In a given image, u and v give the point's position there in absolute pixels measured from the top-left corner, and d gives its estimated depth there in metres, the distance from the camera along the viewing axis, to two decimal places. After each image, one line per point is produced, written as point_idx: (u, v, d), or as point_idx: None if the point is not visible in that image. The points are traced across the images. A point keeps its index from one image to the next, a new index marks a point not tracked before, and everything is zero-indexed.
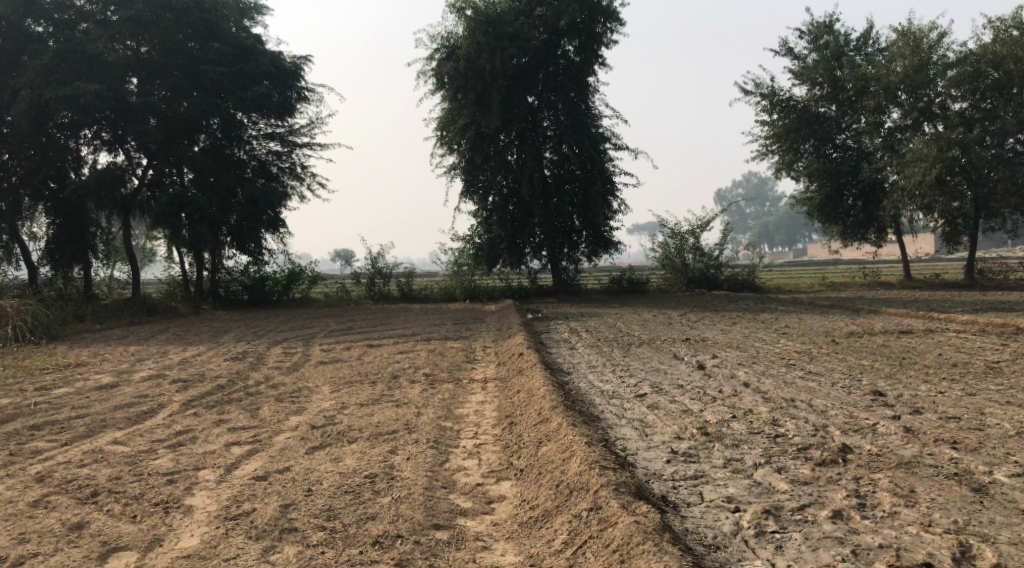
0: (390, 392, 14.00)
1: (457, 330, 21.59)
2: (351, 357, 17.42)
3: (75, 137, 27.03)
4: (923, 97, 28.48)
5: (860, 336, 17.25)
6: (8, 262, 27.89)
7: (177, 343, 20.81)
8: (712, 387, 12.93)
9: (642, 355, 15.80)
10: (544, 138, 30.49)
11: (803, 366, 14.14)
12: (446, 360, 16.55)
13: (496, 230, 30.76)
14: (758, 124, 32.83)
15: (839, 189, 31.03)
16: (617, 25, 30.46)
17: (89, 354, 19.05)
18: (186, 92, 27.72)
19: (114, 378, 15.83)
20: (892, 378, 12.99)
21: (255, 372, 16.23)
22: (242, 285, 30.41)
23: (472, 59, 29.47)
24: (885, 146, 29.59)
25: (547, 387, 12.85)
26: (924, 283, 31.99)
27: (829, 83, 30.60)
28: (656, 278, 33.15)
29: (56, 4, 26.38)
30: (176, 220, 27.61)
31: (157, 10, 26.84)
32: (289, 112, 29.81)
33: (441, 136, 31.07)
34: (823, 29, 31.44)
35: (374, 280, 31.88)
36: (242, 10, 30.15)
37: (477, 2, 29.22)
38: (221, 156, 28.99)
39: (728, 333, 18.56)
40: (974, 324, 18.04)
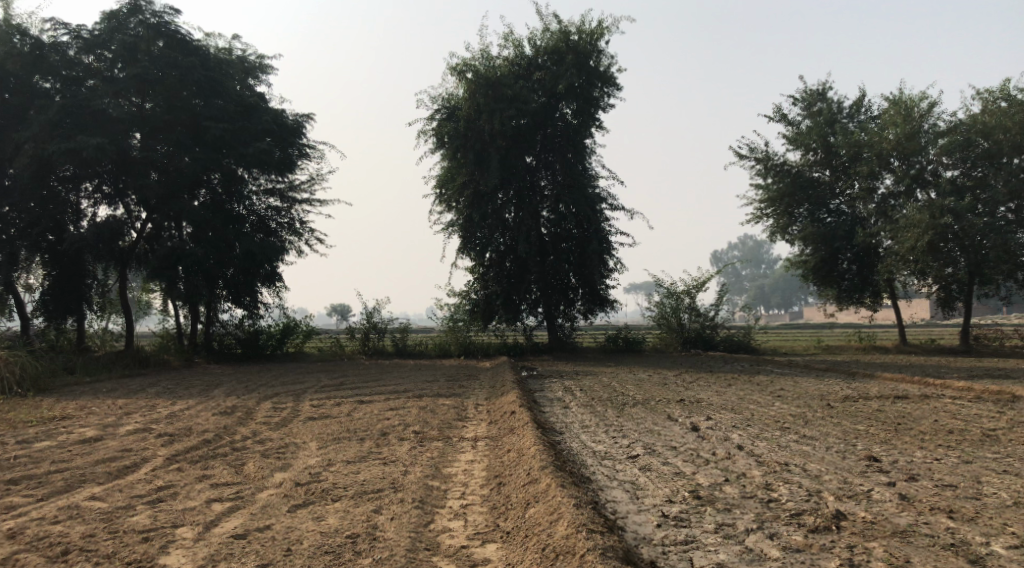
0: (378, 450, 13.79)
1: (450, 386, 21.42)
2: (341, 414, 17.22)
3: (76, 190, 27.24)
4: (916, 164, 28.68)
5: (856, 400, 17.09)
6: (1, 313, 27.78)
7: (165, 396, 20.60)
8: (705, 449, 12.74)
9: (636, 415, 15.62)
10: (541, 197, 30.62)
11: (797, 429, 13.95)
12: (437, 417, 16.33)
13: (492, 285, 30.75)
14: (753, 187, 33.08)
15: (834, 253, 31.11)
16: (614, 90, 30.82)
17: (76, 406, 18.82)
18: (188, 148, 27.99)
19: (99, 432, 15.61)
20: (887, 443, 12.81)
21: (243, 427, 16.01)
22: (236, 338, 30.28)
23: (472, 119, 29.76)
24: (879, 211, 29.68)
25: (538, 447, 12.67)
26: (920, 348, 31.89)
27: (823, 149, 30.90)
28: (651, 338, 33.05)
29: (65, 61, 26.62)
30: (172, 273, 27.65)
31: (164, 67, 27.24)
32: (290, 169, 30.01)
33: (440, 195, 31.28)
34: (817, 96, 31.67)
35: (369, 335, 31.75)
36: (247, 68, 30.87)
37: (477, 65, 29.70)
38: (221, 212, 28.89)
39: (722, 395, 18.39)
40: (971, 391, 17.86)
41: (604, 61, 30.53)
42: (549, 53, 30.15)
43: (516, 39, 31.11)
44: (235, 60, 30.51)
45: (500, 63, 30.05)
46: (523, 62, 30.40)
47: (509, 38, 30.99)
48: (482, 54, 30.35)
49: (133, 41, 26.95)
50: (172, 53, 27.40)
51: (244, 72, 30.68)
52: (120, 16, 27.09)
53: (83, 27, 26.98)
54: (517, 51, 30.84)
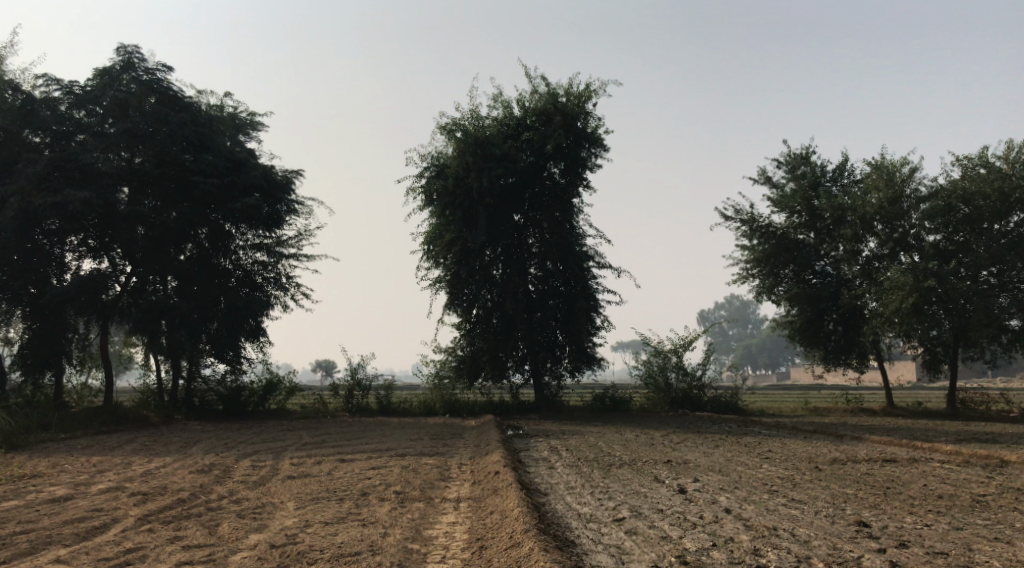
0: (357, 511, 13.49)
1: (434, 445, 21.09)
2: (320, 473, 16.88)
3: (61, 243, 27.12)
4: (899, 228, 28.88)
5: (844, 463, 16.89)
6: None
7: (142, 454, 20.19)
8: (692, 512, 12.51)
9: (622, 476, 15.38)
10: (528, 255, 30.66)
11: (785, 492, 13.75)
12: (419, 477, 16.04)
13: (478, 342, 30.45)
14: (738, 249, 33.18)
15: (819, 314, 31.12)
16: (602, 151, 30.98)
17: (48, 464, 18.41)
18: (175, 203, 28.01)
19: (69, 491, 15.26)
20: (877, 508, 12.61)
21: (219, 486, 15.65)
22: (217, 394, 29.87)
23: (461, 178, 29.80)
24: (863, 274, 29.75)
25: (521, 509, 12.41)
26: (907, 411, 31.74)
27: (807, 212, 31.15)
28: (638, 397, 32.81)
29: (56, 116, 26.60)
30: (155, 327, 27.41)
31: (154, 123, 27.14)
32: (278, 224, 29.97)
33: (428, 251, 31.12)
34: (800, 159, 31.92)
35: (352, 392, 31.32)
36: (237, 125, 31.16)
37: (467, 125, 29.95)
38: (207, 266, 28.96)
39: (710, 456, 18.15)
40: (959, 456, 17.67)
41: (591, 123, 30.71)
42: (537, 114, 30.39)
43: (506, 100, 31.43)
44: (226, 116, 30.77)
45: (489, 123, 30.25)
46: (511, 123, 30.59)
47: (499, 99, 31.28)
48: (472, 114, 30.61)
49: (124, 97, 26.94)
50: (163, 109, 27.36)
51: (234, 129, 31.02)
52: (113, 72, 27.20)
53: (76, 82, 27.11)
54: (506, 112, 31.11)
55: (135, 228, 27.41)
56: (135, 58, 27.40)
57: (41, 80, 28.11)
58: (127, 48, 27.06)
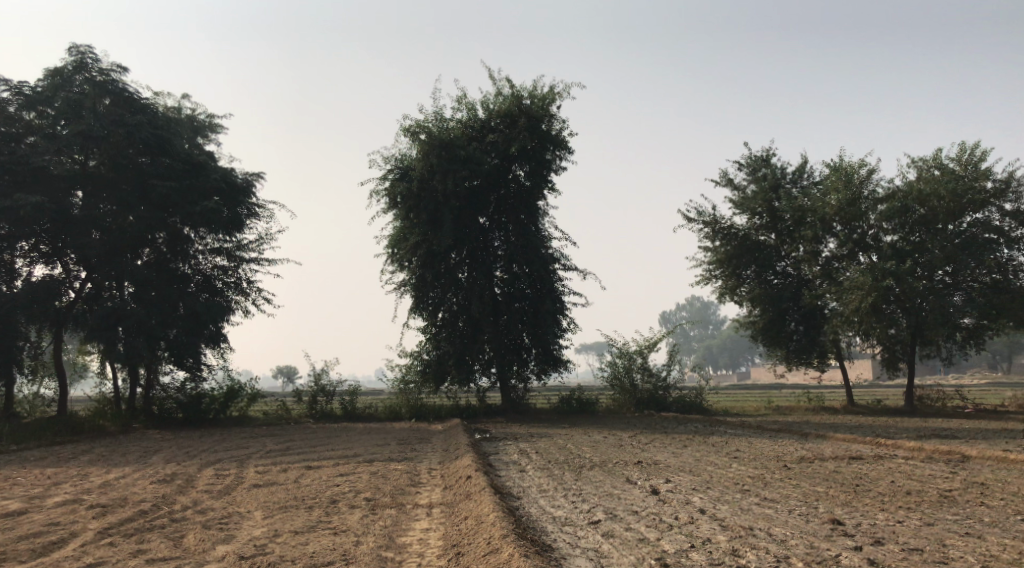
0: (327, 519, 13.28)
1: (401, 450, 20.88)
2: (287, 480, 16.62)
3: (12, 249, 26.31)
4: (857, 229, 29.27)
5: (812, 461, 17.00)
6: None
7: (100, 465, 19.74)
8: (668, 513, 12.50)
9: (594, 479, 15.32)
10: (493, 258, 30.58)
11: (757, 491, 13.81)
12: (389, 483, 15.85)
13: (444, 346, 30.35)
14: (701, 250, 33.37)
15: (781, 314, 31.39)
16: (566, 153, 30.97)
17: (3, 477, 17.92)
18: (132, 207, 27.56)
19: (25, 504, 14.85)
20: (849, 506, 12.69)
21: (183, 497, 15.31)
22: (178, 402, 29.37)
23: (425, 180, 29.69)
24: (824, 274, 30.05)
25: (496, 514, 12.30)
26: (867, 408, 32.12)
27: (768, 214, 31.44)
28: (604, 399, 32.83)
29: (4, 118, 26.04)
30: (112, 333, 26.72)
31: (110, 125, 26.65)
32: (239, 228, 29.47)
33: (391, 254, 30.98)
34: (760, 161, 32.19)
35: (317, 398, 31.01)
36: (196, 127, 30.80)
37: (430, 127, 29.76)
38: (164, 271, 28.47)
39: (679, 456, 18.16)
40: (922, 452, 17.91)
41: (555, 125, 30.67)
42: (501, 116, 30.28)
43: (470, 102, 31.34)
44: (184, 119, 30.38)
45: (453, 125, 30.11)
46: (476, 125, 30.42)
47: (462, 102, 31.18)
48: (436, 116, 30.44)
49: (78, 98, 26.44)
50: (118, 110, 26.97)
51: (193, 132, 30.60)
52: (65, 73, 26.65)
53: (26, 83, 26.44)
54: (470, 114, 31.01)
55: (90, 232, 26.90)
56: (89, 58, 26.85)
57: None
58: (79, 49, 26.49)
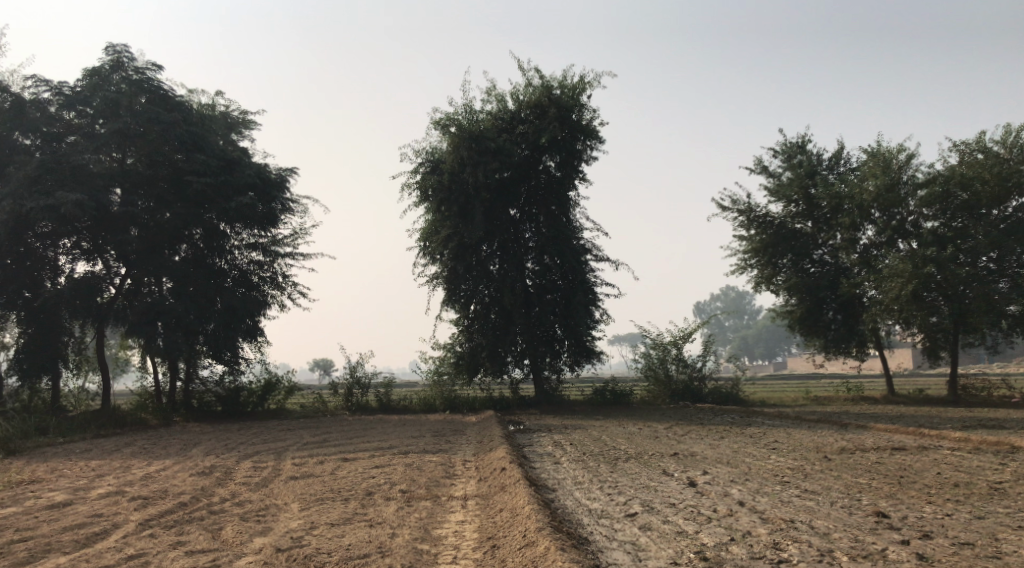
0: (363, 511, 13.24)
1: (436, 442, 20.80)
2: (323, 473, 16.61)
3: (54, 246, 26.84)
4: (896, 215, 28.72)
5: (853, 453, 16.68)
6: None
7: (140, 457, 19.88)
8: (706, 506, 12.28)
9: (630, 470, 15.12)
10: (525, 249, 30.49)
11: (798, 483, 13.54)
12: (424, 475, 15.78)
13: (477, 338, 30.28)
14: (736, 239, 32.95)
15: (819, 303, 30.89)
16: (597, 142, 30.70)
17: (45, 470, 18.10)
18: (169, 204, 27.75)
19: (68, 496, 14.97)
20: (894, 498, 12.39)
21: (221, 489, 15.35)
22: (216, 395, 29.58)
23: (456, 173, 29.58)
24: (862, 261, 29.43)
25: (533, 506, 12.16)
26: (908, 398, 31.54)
27: (804, 201, 30.97)
28: (638, 390, 32.57)
29: (46, 118, 26.45)
30: (151, 328, 26.92)
31: (145, 122, 26.75)
32: (273, 223, 29.62)
33: (424, 247, 30.90)
34: (796, 148, 31.69)
35: (352, 390, 31.08)
36: (229, 123, 30.90)
37: (461, 119, 29.60)
38: (202, 266, 28.60)
39: (716, 448, 17.90)
40: (968, 442, 17.49)
41: (586, 115, 30.39)
42: (531, 107, 30.10)
43: (499, 93, 31.17)
44: (218, 115, 30.49)
45: (484, 117, 29.93)
46: (506, 116, 30.27)
47: (492, 93, 31.02)
48: (466, 108, 30.29)
49: (114, 97, 26.59)
50: (154, 108, 26.99)
51: (227, 127, 30.76)
52: (103, 72, 26.87)
53: (66, 83, 26.81)
54: (500, 105, 30.84)
55: (128, 229, 27.21)
56: (124, 57, 27.01)
57: (31, 82, 27.77)
58: (115, 48, 26.68)
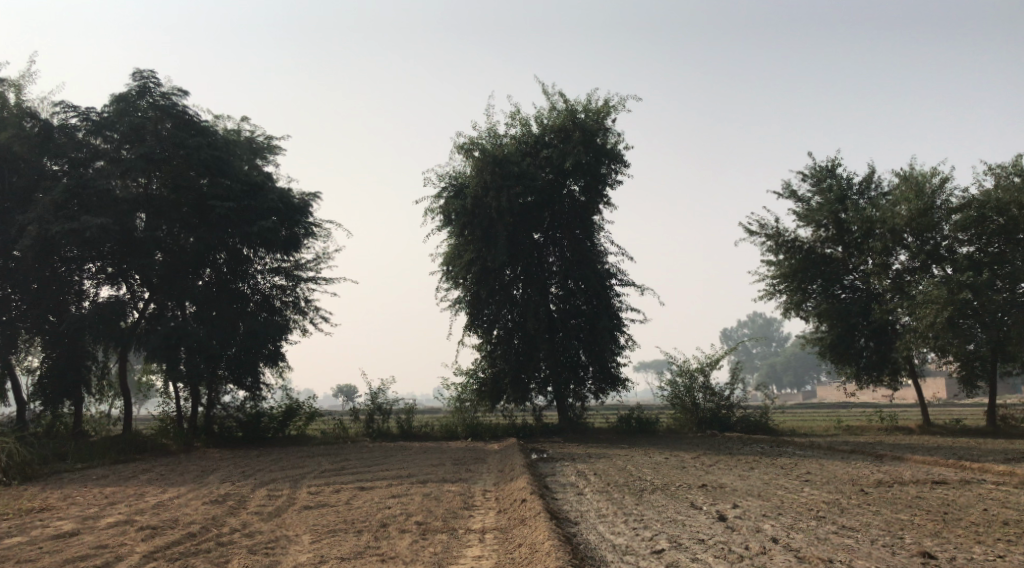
0: (375, 544, 12.72)
1: (457, 471, 20.19)
2: (338, 503, 16.09)
3: (79, 270, 26.65)
4: (930, 240, 27.97)
5: (891, 486, 15.92)
6: None
7: (153, 484, 19.46)
8: (737, 543, 11.63)
9: (657, 503, 14.47)
10: (548, 274, 30.00)
11: (834, 519, 12.84)
12: (441, 506, 15.23)
13: (499, 363, 29.77)
14: (764, 264, 32.21)
15: (850, 330, 30.03)
16: (622, 167, 30.26)
17: (57, 497, 17.71)
18: (193, 228, 27.52)
19: (76, 525, 14.56)
20: (939, 537, 11.68)
21: (233, 519, 14.87)
22: (237, 421, 29.13)
23: (479, 197, 29.15)
24: (894, 288, 28.63)
25: (553, 542, 11.56)
26: (944, 429, 30.53)
27: (834, 226, 30.20)
28: (665, 418, 31.81)
29: (71, 143, 26.26)
30: (173, 353, 26.60)
31: (170, 147, 26.63)
32: (296, 247, 29.35)
33: (447, 271, 30.45)
34: (826, 172, 30.95)
35: (373, 416, 30.56)
36: (254, 148, 30.72)
37: (484, 144, 29.26)
38: (226, 291, 28.33)
39: (747, 479, 17.16)
40: (1013, 477, 16.68)
41: (611, 139, 30.01)
42: (556, 131, 29.76)
43: (523, 117, 30.81)
44: (243, 140, 30.35)
45: (507, 141, 29.61)
46: (530, 140, 29.93)
47: (516, 117, 30.69)
48: (490, 133, 29.96)
49: (139, 122, 26.39)
50: (180, 133, 26.83)
51: (251, 152, 30.60)
52: (129, 98, 26.61)
53: (93, 109, 26.69)
54: (524, 130, 30.49)
55: (153, 254, 27.02)
56: (150, 83, 26.81)
57: (58, 107, 27.73)
58: (142, 73, 26.48)
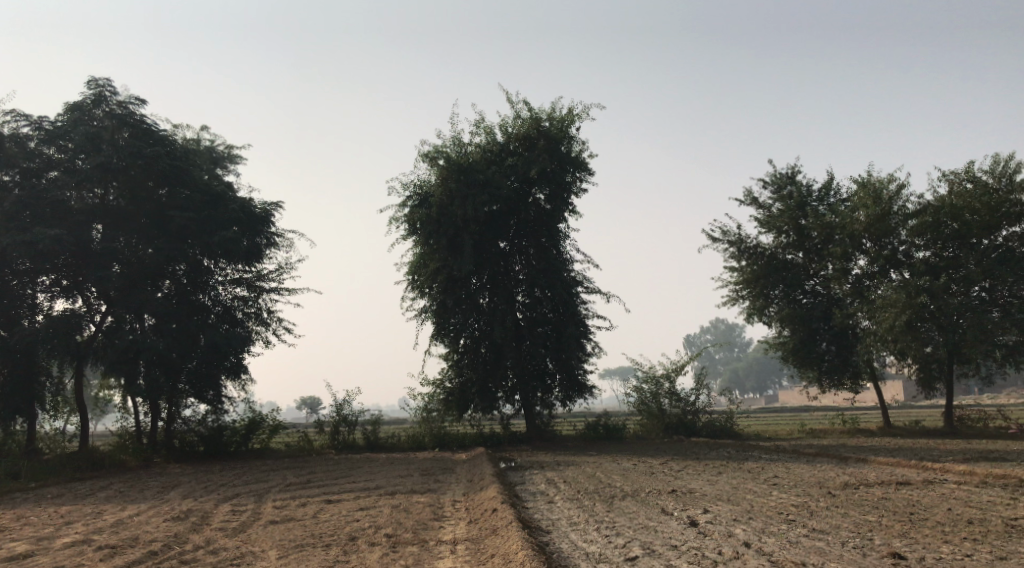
0: (344, 558, 12.54)
1: (424, 481, 20.02)
2: (305, 516, 15.87)
3: (32, 283, 26.09)
4: (888, 245, 28.34)
5: (857, 488, 16.05)
6: None
7: (114, 502, 19.07)
8: (710, 548, 11.62)
9: (627, 510, 14.44)
10: (515, 282, 29.92)
11: (803, 522, 12.89)
12: (410, 518, 15.08)
13: (466, 373, 29.65)
14: (727, 271, 32.42)
15: (812, 334, 30.29)
16: (586, 175, 30.36)
17: (13, 517, 17.27)
18: (151, 239, 27.31)
19: (34, 546, 14.20)
20: (907, 537, 11.77)
21: (196, 536, 14.60)
22: (198, 436, 28.67)
23: (444, 205, 29.06)
24: (854, 292, 28.97)
25: (526, 553, 11.47)
26: (905, 431, 30.92)
27: (795, 232, 30.49)
28: (631, 424, 31.87)
29: (24, 153, 25.71)
30: (132, 367, 26.13)
31: (127, 157, 26.20)
32: (258, 258, 29.04)
33: (412, 281, 30.32)
34: (786, 179, 31.23)
35: (338, 428, 30.24)
36: (214, 158, 30.35)
37: (449, 152, 29.24)
38: (186, 303, 27.94)
39: (715, 485, 17.19)
40: (975, 476, 16.90)
41: (575, 147, 30.10)
42: (520, 139, 29.78)
43: (488, 126, 30.79)
44: (203, 150, 30.02)
45: (472, 149, 29.53)
46: (495, 149, 29.90)
47: (480, 125, 30.67)
48: (454, 141, 29.89)
49: (95, 131, 25.99)
50: (137, 143, 26.45)
51: (212, 162, 30.23)
52: (84, 106, 26.27)
53: (46, 118, 26.24)
54: (488, 138, 30.45)
55: (110, 265, 26.56)
56: (106, 91, 26.46)
57: (10, 116, 27.24)
58: (97, 81, 26.15)
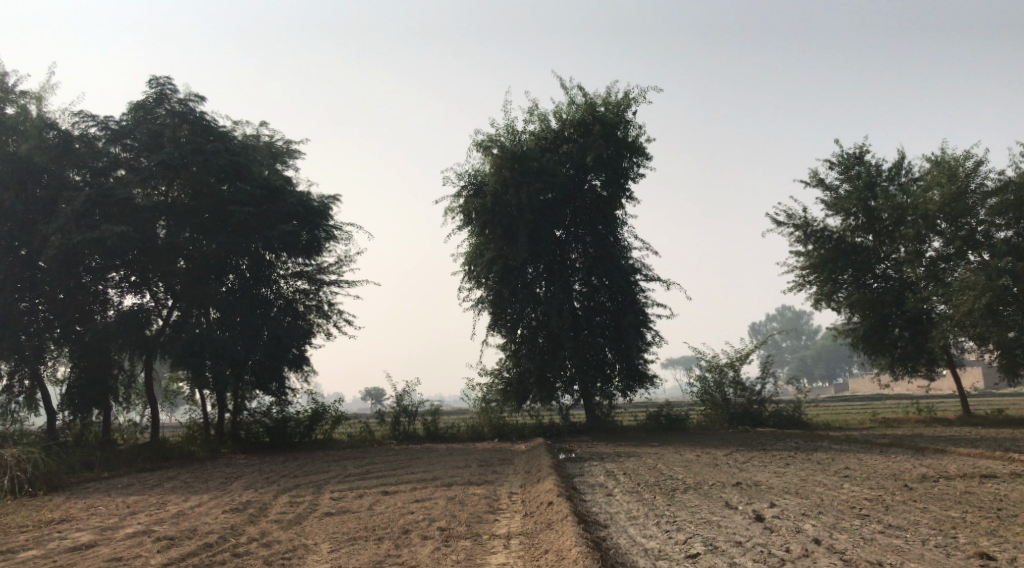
0: (397, 552, 12.22)
1: (482, 473, 19.59)
2: (361, 509, 15.58)
3: (103, 280, 26.43)
4: (965, 226, 27.04)
5: (936, 481, 15.19)
6: (29, 410, 27.27)
7: (175, 492, 19.07)
8: (777, 545, 10.99)
9: (690, 503, 13.83)
10: (572, 271, 29.39)
11: (879, 517, 12.15)
12: (466, 511, 14.68)
13: (524, 363, 29.11)
14: (793, 256, 31.34)
15: (884, 320, 29.09)
16: (644, 160, 29.62)
17: (77, 508, 17.34)
18: (213, 234, 27.11)
19: (93, 536, 14.19)
20: (995, 536, 10.99)
21: (252, 527, 14.44)
22: (264, 427, 28.71)
23: (500, 195, 28.63)
24: (929, 276, 27.70)
25: (581, 549, 10.99)
26: (985, 420, 29.58)
27: (863, 214, 29.31)
28: (695, 415, 31.04)
29: (90, 151, 26.03)
30: (198, 360, 26.04)
31: (188, 153, 26.21)
32: (317, 251, 28.95)
33: (469, 271, 30.01)
34: (854, 159, 30.03)
35: (399, 419, 30.09)
36: (273, 153, 30.33)
37: (503, 140, 28.75)
38: (249, 296, 27.80)
39: (782, 477, 16.41)
40: None
41: (632, 131, 29.36)
42: (575, 126, 29.20)
43: (542, 113, 30.24)
44: (262, 144, 30.00)
45: (526, 137, 29.05)
46: (549, 136, 29.42)
47: (534, 113, 30.14)
48: (508, 130, 29.41)
49: (158, 129, 26.13)
50: (198, 139, 26.45)
51: (270, 156, 30.19)
52: (147, 105, 26.40)
53: (112, 118, 26.42)
54: (543, 125, 29.92)
55: (176, 261, 26.72)
56: (167, 90, 26.49)
57: (78, 117, 27.53)
58: (158, 80, 26.15)
